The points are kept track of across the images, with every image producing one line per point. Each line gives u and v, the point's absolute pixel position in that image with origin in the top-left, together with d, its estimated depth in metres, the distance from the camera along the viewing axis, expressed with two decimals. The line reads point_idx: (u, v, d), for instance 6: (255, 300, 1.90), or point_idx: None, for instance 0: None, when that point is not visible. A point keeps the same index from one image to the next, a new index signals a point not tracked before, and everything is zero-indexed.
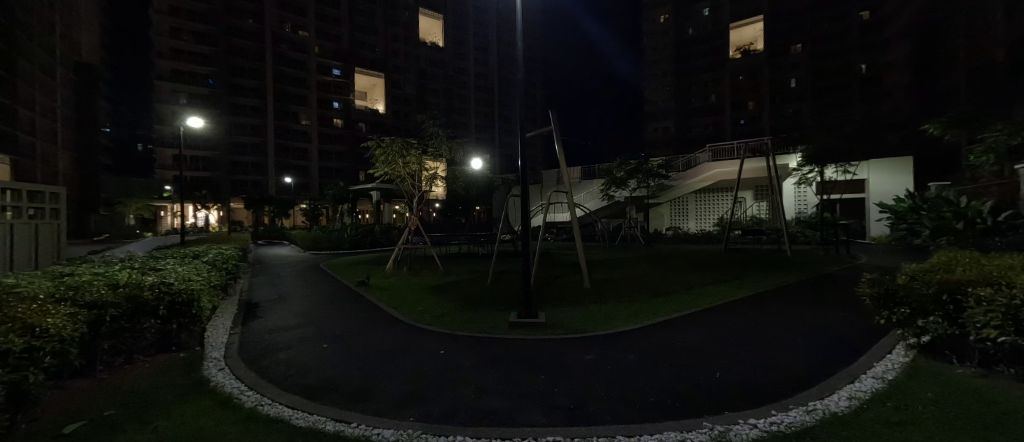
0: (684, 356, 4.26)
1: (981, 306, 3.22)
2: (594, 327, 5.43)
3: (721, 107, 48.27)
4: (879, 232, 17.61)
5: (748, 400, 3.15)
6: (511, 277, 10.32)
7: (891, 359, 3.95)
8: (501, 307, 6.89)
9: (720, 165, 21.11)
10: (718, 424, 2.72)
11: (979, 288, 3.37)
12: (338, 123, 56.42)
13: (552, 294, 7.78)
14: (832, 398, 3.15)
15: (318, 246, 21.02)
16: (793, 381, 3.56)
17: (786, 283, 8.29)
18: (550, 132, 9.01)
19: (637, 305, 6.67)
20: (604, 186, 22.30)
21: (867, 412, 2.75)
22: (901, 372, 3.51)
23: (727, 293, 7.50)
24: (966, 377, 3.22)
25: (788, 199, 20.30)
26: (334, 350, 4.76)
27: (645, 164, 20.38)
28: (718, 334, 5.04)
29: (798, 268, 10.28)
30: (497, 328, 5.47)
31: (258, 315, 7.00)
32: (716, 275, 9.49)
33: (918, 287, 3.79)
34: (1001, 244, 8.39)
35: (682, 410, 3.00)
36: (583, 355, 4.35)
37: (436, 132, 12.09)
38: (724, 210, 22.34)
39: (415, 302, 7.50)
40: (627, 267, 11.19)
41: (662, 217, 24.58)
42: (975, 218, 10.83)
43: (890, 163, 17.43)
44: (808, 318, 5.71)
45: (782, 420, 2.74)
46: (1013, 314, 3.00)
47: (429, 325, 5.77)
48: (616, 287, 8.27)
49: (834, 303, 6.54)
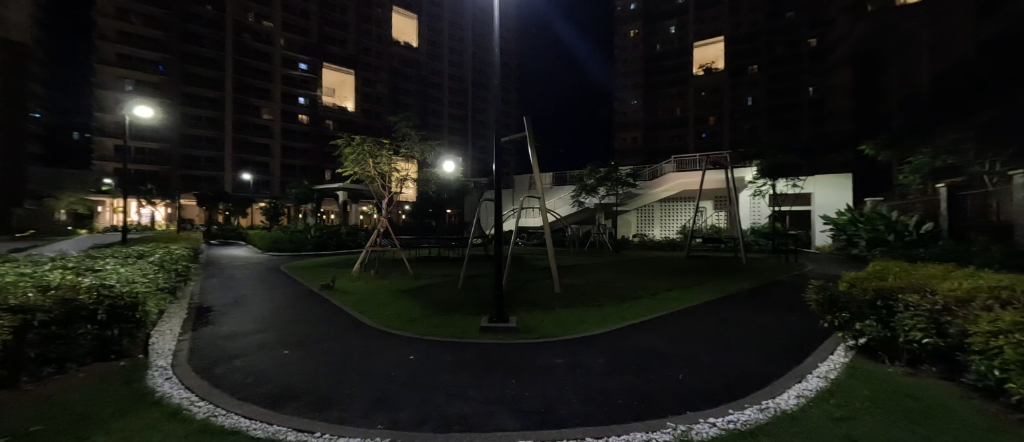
0: (649, 360, 4.39)
1: (908, 311, 3.64)
2: (564, 331, 5.51)
3: (685, 121, 50.70)
4: (823, 242, 19.07)
5: (708, 399, 3.34)
6: (483, 281, 10.30)
7: (833, 359, 4.27)
8: (474, 311, 6.85)
9: (683, 175, 22.07)
10: (681, 423, 2.90)
11: (907, 294, 3.78)
12: (304, 120, 54.12)
13: (522, 299, 7.79)
14: (783, 396, 3.38)
15: (279, 247, 20.14)
16: (749, 381, 3.77)
17: (738, 288, 8.86)
18: (525, 137, 8.86)
19: (607, 309, 6.87)
20: (574, 192, 22.88)
21: (812, 408, 3.04)
22: (842, 372, 3.79)
23: (687, 297, 7.89)
24: (896, 375, 3.57)
25: (744, 210, 21.51)
26: (297, 357, 4.51)
27: (615, 173, 21.21)
28: (678, 337, 5.25)
29: (753, 275, 10.93)
30: (467, 333, 5.44)
31: (210, 321, 6.48)
32: (680, 281, 9.90)
33: (858, 294, 4.24)
34: (925, 255, 9.38)
35: (648, 410, 3.14)
36: (556, 358, 4.42)
37: (410, 134, 11.86)
38: (686, 218, 23.55)
39: (383, 306, 7.31)
40: (597, 273, 11.41)
41: (629, 225, 25.38)
42: (903, 230, 12.40)
43: (831, 178, 19.16)
44: (759, 322, 6.05)
45: (738, 417, 2.96)
46: (933, 318, 3.43)
47: (397, 330, 5.64)
48: (583, 292, 8.46)
49: (783, 307, 7.04)
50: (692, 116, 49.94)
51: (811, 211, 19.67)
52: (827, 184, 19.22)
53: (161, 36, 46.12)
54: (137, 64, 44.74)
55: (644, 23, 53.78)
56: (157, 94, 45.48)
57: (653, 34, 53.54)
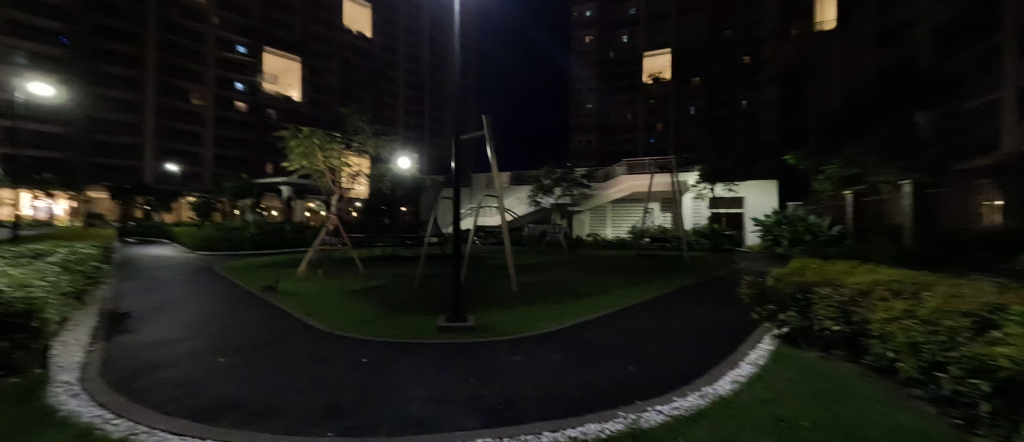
0: (603, 354, 4.59)
1: (823, 302, 4.16)
2: (522, 329, 5.59)
3: (636, 126, 53.42)
4: (753, 242, 21.05)
5: (656, 388, 3.59)
6: (440, 280, 10.12)
7: (762, 346, 4.76)
8: (432, 311, 6.72)
9: (634, 177, 22.91)
10: (631, 413, 3.08)
11: (822, 287, 4.32)
12: (241, 107, 49.15)
13: (480, 297, 7.77)
14: (721, 382, 3.72)
15: (212, 245, 18.38)
16: (692, 370, 4.10)
17: (681, 285, 9.53)
18: (483, 135, 8.84)
19: (564, 306, 7.06)
20: (531, 192, 23.54)
21: (745, 392, 3.40)
22: (769, 358, 4.23)
23: (637, 294, 8.34)
24: (812, 359, 4.08)
25: (688, 211, 22.80)
26: (236, 365, 4.13)
27: (569, 174, 22.69)
28: (629, 332, 5.54)
29: (694, 272, 11.81)
30: (424, 333, 5.32)
31: (127, 329, 5.72)
32: (631, 279, 10.42)
33: (783, 287, 4.77)
34: (834, 253, 10.70)
35: (601, 401, 3.29)
36: (513, 355, 4.47)
37: (363, 128, 11.31)
38: (635, 219, 24.85)
39: (335, 308, 6.94)
40: (553, 271, 11.68)
41: (583, 224, 26.22)
42: (818, 231, 14.07)
43: (759, 184, 21.24)
44: (700, 315, 6.55)
45: (682, 405, 3.21)
46: (841, 308, 3.96)
47: (350, 332, 5.38)
48: (540, 290, 8.62)
49: (719, 302, 7.67)
50: (642, 122, 52.74)
51: (743, 214, 21.62)
52: (755, 190, 21.31)
53: (64, 3, 40.13)
54: (32, 34, 38.61)
55: (599, 31, 55.88)
56: (58, 70, 39.52)
57: (607, 41, 55.79)
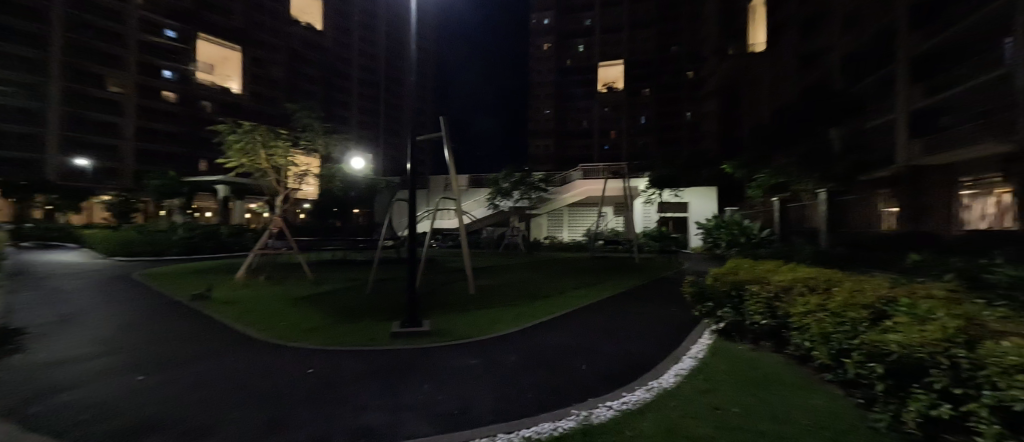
0: (559, 354, 4.72)
1: (753, 298, 4.59)
2: (479, 332, 5.57)
3: (591, 133, 55.43)
4: (696, 244, 22.57)
5: (606, 387, 3.74)
6: (395, 284, 9.79)
7: (702, 341, 5.14)
8: (385, 316, 6.50)
9: (588, 182, 23.79)
10: (583, 410, 3.19)
11: (752, 284, 4.76)
12: (169, 98, 44.21)
13: (437, 301, 7.63)
14: (665, 376, 3.98)
15: (130, 250, 16.37)
16: (641, 365, 4.34)
17: (632, 285, 10.03)
18: (441, 137, 8.73)
19: (521, 309, 7.12)
20: (489, 194, 23.60)
21: (686, 385, 3.67)
22: (708, 352, 4.58)
23: (591, 295, 8.63)
24: (744, 351, 4.49)
25: (638, 216, 23.97)
26: (159, 382, 3.72)
27: (527, 178, 23.01)
28: (582, 332, 5.71)
29: (644, 273, 12.47)
30: (376, 340, 5.12)
31: (18, 347, 4.90)
32: (585, 280, 10.76)
33: (720, 286, 5.20)
34: (764, 254, 11.83)
35: (554, 402, 3.37)
36: (469, 359, 4.43)
37: (311, 124, 10.64)
38: (590, 222, 25.74)
39: (278, 316, 6.48)
40: (511, 274, 11.75)
41: (541, 227, 26.71)
42: (751, 233, 15.43)
43: (702, 190, 22.83)
44: (649, 314, 6.92)
45: (629, 399, 3.41)
46: (767, 303, 4.40)
47: (296, 342, 5.03)
48: (497, 292, 8.63)
49: (667, 300, 8.15)
50: (597, 129, 54.84)
51: (687, 218, 23.16)
52: (699, 195, 22.89)
53: None
54: None
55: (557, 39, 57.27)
56: None
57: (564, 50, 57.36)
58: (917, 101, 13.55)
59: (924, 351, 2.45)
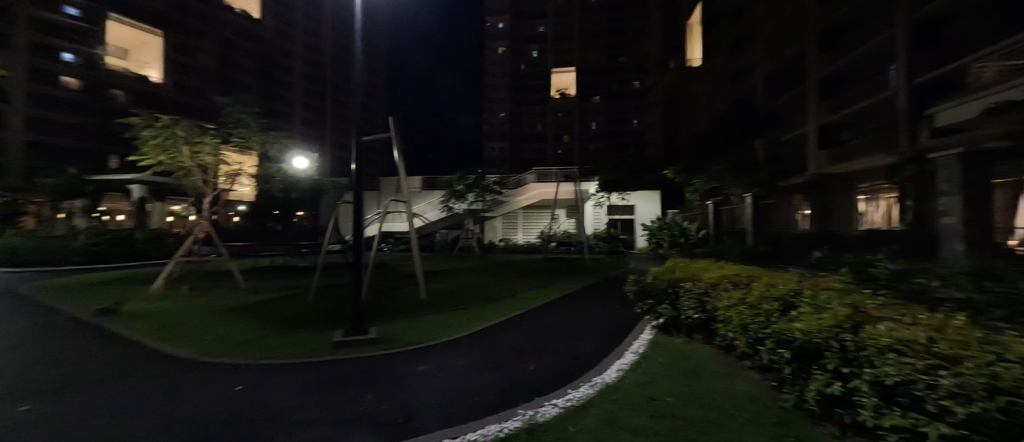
0: (508, 356, 4.76)
1: (687, 295, 4.96)
2: (429, 337, 5.47)
3: (545, 137, 56.65)
4: (642, 244, 23.87)
5: (553, 385, 3.85)
6: (340, 291, 9.31)
7: (643, 336, 5.46)
8: (329, 325, 6.16)
9: (542, 186, 24.30)
10: (529, 409, 3.25)
11: (685, 281, 5.15)
12: (68, 84, 37.56)
13: (386, 308, 7.37)
14: (608, 372, 4.18)
15: (13, 261, 13.91)
16: (586, 363, 4.52)
17: (581, 285, 10.40)
18: (390, 138, 8.47)
19: (473, 312, 7.11)
20: (443, 197, 23.33)
21: (626, 379, 3.89)
22: (648, 346, 4.88)
23: (542, 296, 8.81)
24: (679, 344, 4.83)
25: (589, 218, 24.75)
26: (46, 412, 3.20)
27: (481, 180, 23.00)
28: (532, 332, 5.82)
29: (593, 273, 12.99)
30: (318, 351, 4.84)
31: None
32: (537, 282, 10.98)
33: (658, 284, 5.55)
34: (699, 253, 12.82)
35: (502, 403, 3.40)
36: (417, 365, 4.33)
37: (245, 121, 9.81)
38: (544, 224, 26.28)
39: (202, 330, 5.87)
40: (464, 277, 11.66)
41: (495, 230, 26.76)
42: (689, 234, 16.66)
43: (647, 193, 24.21)
44: (595, 313, 7.21)
45: (573, 396, 3.53)
46: (697, 298, 4.79)
47: (222, 357, 4.59)
48: (449, 296, 8.53)
49: (611, 298, 8.56)
50: (551, 133, 56.19)
51: (634, 220, 24.47)
52: (643, 198, 24.26)
53: None
54: None
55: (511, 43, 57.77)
56: None
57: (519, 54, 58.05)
58: (823, 117, 15.46)
59: (821, 336, 2.80)
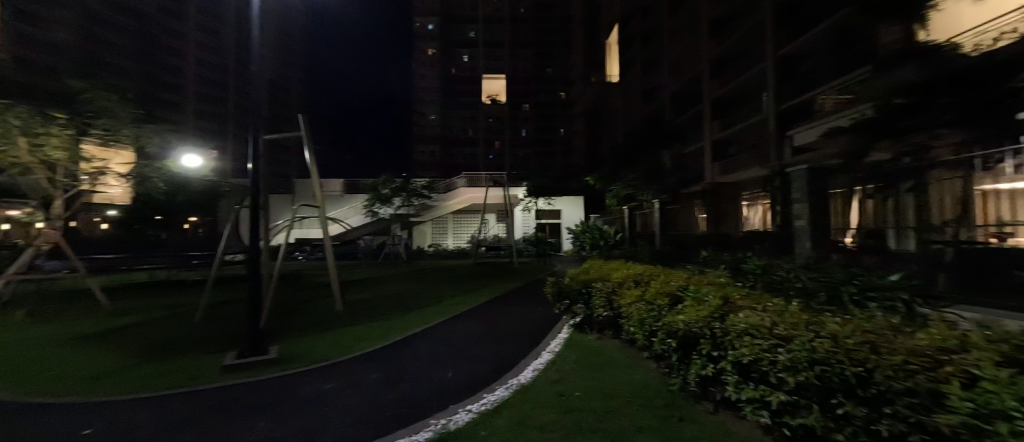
0: (425, 365, 4.66)
1: (597, 294, 5.34)
2: (342, 352, 5.13)
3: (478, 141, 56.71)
4: (568, 247, 25.11)
5: (470, 391, 3.86)
6: (239, 307, 8.28)
7: (560, 336, 5.74)
8: (222, 348, 5.44)
9: (471, 190, 24.30)
10: (441, 418, 3.21)
11: (596, 281, 5.54)
12: None
13: (294, 323, 6.73)
14: (524, 373, 4.32)
15: None
16: (504, 366, 4.61)
17: (505, 289, 10.58)
18: (300, 137, 7.85)
19: (392, 322, 6.84)
20: (368, 201, 22.29)
21: (540, 378, 4.05)
22: (563, 345, 5.15)
23: (467, 301, 8.79)
24: (591, 341, 5.18)
25: (518, 223, 25.41)
26: None
27: (409, 184, 22.23)
28: (453, 339, 5.78)
29: (519, 276, 13.31)
30: (204, 378, 4.25)
31: None
32: (462, 287, 10.91)
33: (574, 285, 5.90)
34: (615, 254, 13.87)
35: (414, 415, 3.31)
36: (324, 384, 4.03)
37: (110, 111, 8.22)
38: (474, 229, 26.27)
39: (44, 365, 4.78)
40: (387, 286, 11.14)
41: (424, 235, 26.02)
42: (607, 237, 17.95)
43: (571, 199, 25.61)
44: (516, 316, 7.40)
45: (488, 400, 3.57)
46: (606, 296, 5.20)
47: (70, 396, 3.78)
48: (368, 307, 8.09)
49: (531, 301, 8.85)
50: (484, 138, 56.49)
51: (560, 224, 25.70)
52: (568, 204, 25.63)
53: None
54: None
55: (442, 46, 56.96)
56: None
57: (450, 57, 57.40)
58: (715, 133, 17.81)
59: (697, 325, 3.20)
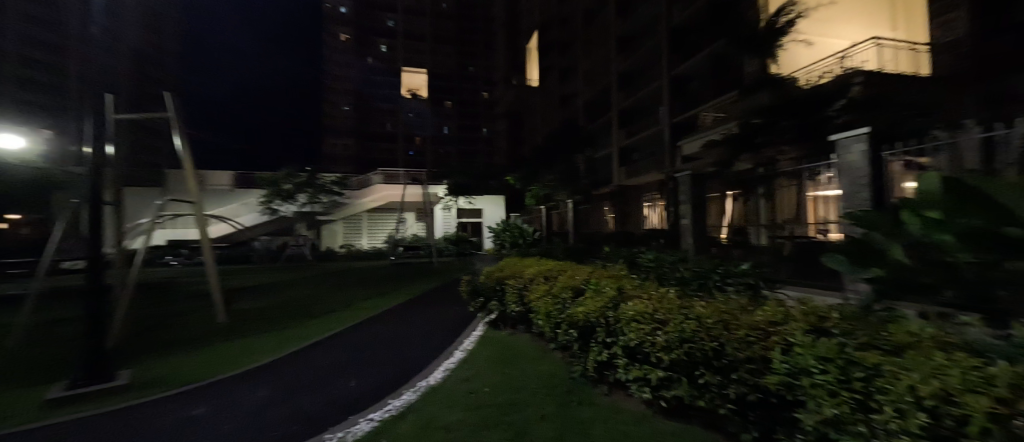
0: (325, 375, 4.29)
1: (510, 290, 5.48)
2: (221, 370, 4.44)
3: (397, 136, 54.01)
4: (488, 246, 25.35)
5: (374, 399, 3.65)
6: (77, 326, 6.66)
7: (474, 334, 5.76)
8: (47, 379, 4.32)
9: (388, 188, 23.08)
10: (339, 431, 2.98)
11: (509, 278, 5.67)
12: None
13: (157, 341, 5.63)
14: (435, 374, 4.23)
15: None
16: (414, 369, 4.46)
17: (420, 289, 10.26)
18: (166, 119, 6.57)
19: (288, 331, 6.15)
20: (266, 197, 20.23)
21: (450, 378, 4.01)
22: (477, 342, 5.18)
23: (378, 304, 8.31)
24: (504, 337, 5.30)
25: (439, 223, 25.15)
26: None
27: (315, 179, 20.28)
28: (359, 345, 5.43)
29: (436, 276, 13.03)
30: (13, 419, 3.31)
31: None
32: (374, 289, 10.27)
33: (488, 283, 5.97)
34: (531, 252, 14.38)
35: (306, 431, 3.02)
36: (193, 409, 3.44)
37: None
38: (391, 228, 25.04)
39: None
40: (285, 291, 10.00)
41: (334, 235, 23.93)
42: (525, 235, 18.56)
43: (492, 198, 25.97)
44: (430, 316, 7.23)
45: (393, 406, 3.42)
46: (518, 292, 5.35)
47: None
48: (260, 316, 7.16)
49: (445, 301, 8.72)
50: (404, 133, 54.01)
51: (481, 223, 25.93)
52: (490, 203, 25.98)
53: None
54: None
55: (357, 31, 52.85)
56: None
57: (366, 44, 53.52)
58: (622, 140, 19.60)
59: (594, 315, 3.43)
